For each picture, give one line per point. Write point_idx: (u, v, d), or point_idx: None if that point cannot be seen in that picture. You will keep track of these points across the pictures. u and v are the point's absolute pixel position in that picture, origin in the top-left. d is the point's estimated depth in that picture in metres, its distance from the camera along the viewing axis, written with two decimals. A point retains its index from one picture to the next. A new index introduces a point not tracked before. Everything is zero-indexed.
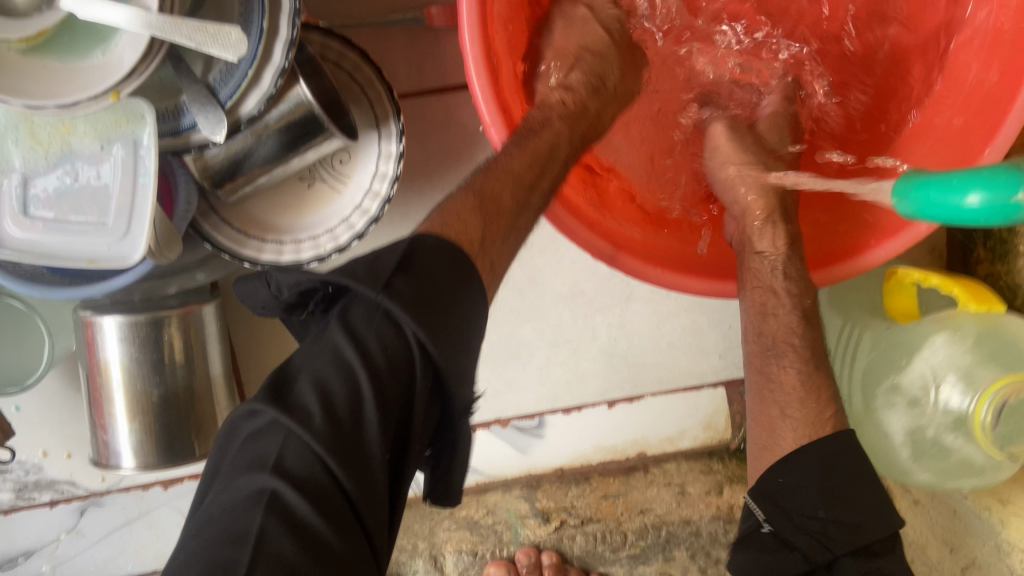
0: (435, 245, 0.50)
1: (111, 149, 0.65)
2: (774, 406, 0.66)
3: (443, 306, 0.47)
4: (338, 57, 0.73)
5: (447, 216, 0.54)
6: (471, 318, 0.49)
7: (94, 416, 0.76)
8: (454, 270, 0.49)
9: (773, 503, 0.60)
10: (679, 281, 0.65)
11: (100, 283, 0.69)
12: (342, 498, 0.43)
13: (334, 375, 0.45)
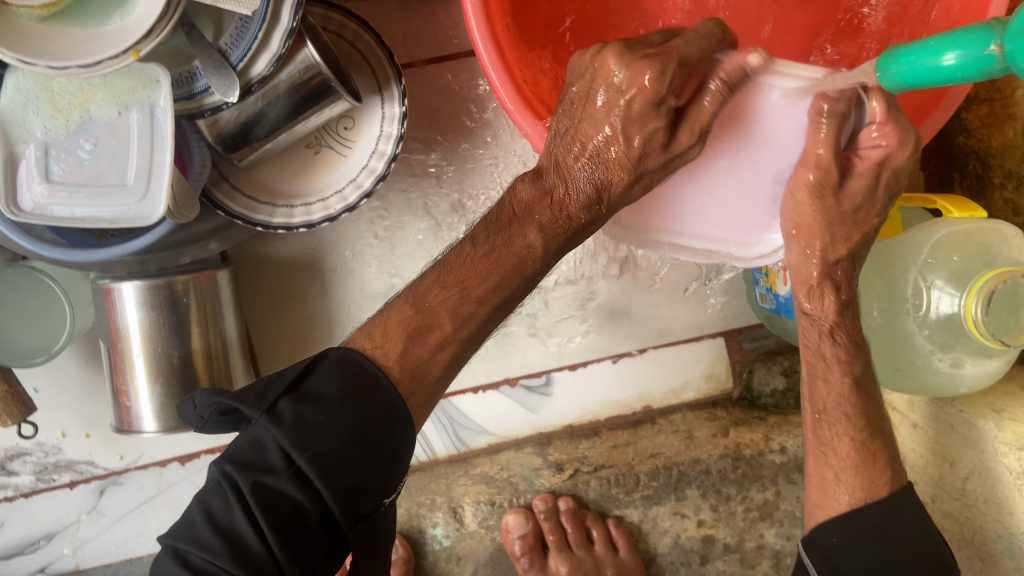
0: (338, 359, 0.59)
1: (128, 115, 0.68)
2: (828, 467, 0.69)
3: (326, 428, 0.54)
4: (339, 27, 0.77)
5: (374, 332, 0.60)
6: (368, 419, 0.56)
7: (114, 384, 0.78)
8: (347, 384, 0.57)
9: (827, 563, 0.66)
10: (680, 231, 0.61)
11: (120, 246, 0.72)
12: None
13: (222, 490, 0.55)
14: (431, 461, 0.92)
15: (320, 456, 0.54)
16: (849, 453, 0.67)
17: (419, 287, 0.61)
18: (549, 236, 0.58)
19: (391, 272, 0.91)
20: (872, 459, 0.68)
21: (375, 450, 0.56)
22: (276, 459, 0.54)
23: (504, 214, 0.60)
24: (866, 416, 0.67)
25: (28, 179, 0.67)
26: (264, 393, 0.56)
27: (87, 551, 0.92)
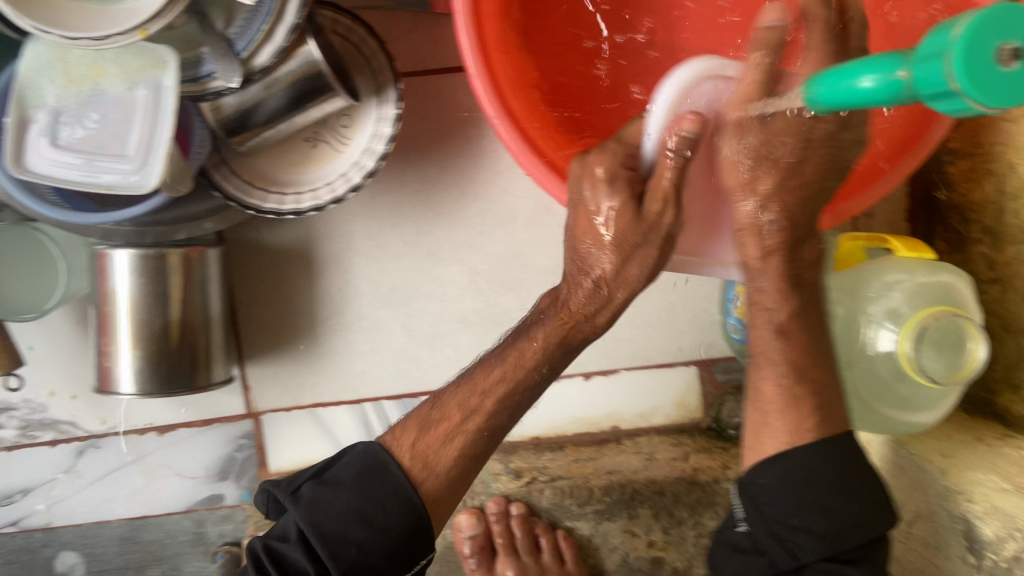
0: (361, 452, 0.63)
1: (135, 91, 0.72)
2: (759, 415, 0.63)
3: (338, 515, 0.58)
4: (347, 31, 0.81)
5: (411, 425, 0.66)
6: (376, 502, 0.59)
7: (99, 344, 0.82)
8: (362, 472, 0.61)
9: (754, 504, 0.61)
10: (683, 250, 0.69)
11: (114, 213, 0.75)
12: None
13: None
14: None
15: (328, 533, 0.58)
16: (777, 399, 0.62)
17: (444, 394, 0.67)
18: (552, 330, 0.67)
19: (377, 270, 0.94)
20: (803, 405, 0.61)
21: (384, 531, 0.59)
22: (296, 550, 0.58)
23: (530, 319, 0.70)
24: (799, 362, 0.62)
25: (36, 141, 0.72)
26: (293, 481, 0.63)
27: (59, 512, 0.94)
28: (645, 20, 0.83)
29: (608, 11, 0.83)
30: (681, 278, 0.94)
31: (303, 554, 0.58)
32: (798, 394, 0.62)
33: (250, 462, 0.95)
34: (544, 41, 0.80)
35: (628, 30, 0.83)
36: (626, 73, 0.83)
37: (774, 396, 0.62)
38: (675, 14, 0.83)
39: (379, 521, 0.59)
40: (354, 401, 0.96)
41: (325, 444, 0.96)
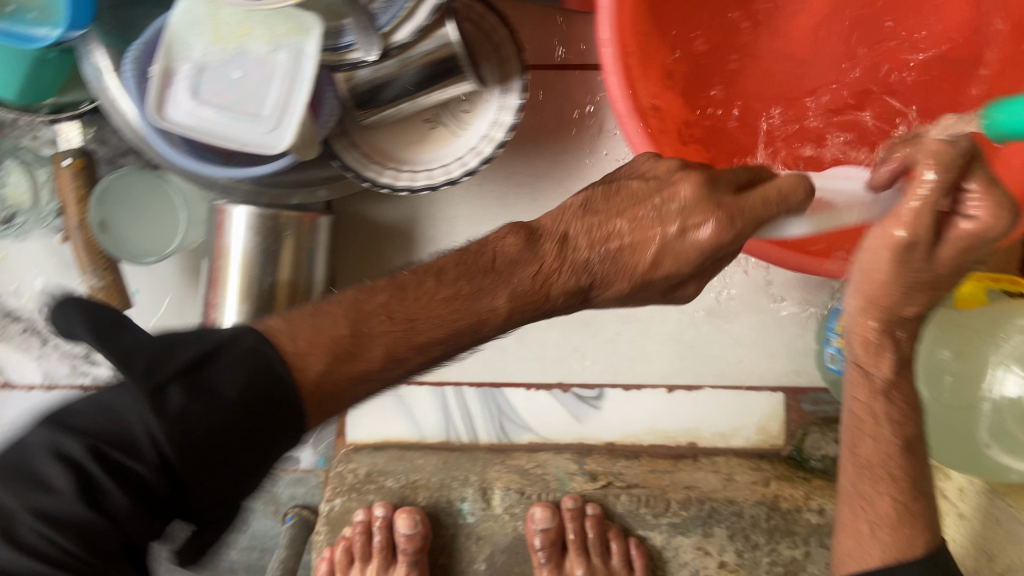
0: (251, 346, 0.49)
1: (277, 54, 0.74)
2: (864, 521, 0.68)
3: (209, 431, 0.46)
4: (479, 19, 0.82)
5: (298, 325, 0.53)
6: (262, 400, 0.48)
7: (207, 295, 0.84)
8: (249, 387, 0.47)
9: None
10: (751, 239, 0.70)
11: (242, 170, 0.79)
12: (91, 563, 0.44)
13: (70, 440, 0.45)
14: (472, 443, 0.96)
15: (193, 446, 0.45)
16: (890, 513, 0.66)
17: (362, 303, 0.55)
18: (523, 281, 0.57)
19: None
20: (914, 523, 0.66)
21: (185, 447, 0.45)
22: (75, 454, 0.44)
23: (481, 261, 0.58)
24: (913, 477, 0.66)
25: (178, 93, 0.74)
26: (154, 367, 0.46)
27: None
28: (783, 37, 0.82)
29: (748, 26, 0.81)
30: (777, 302, 0.93)
31: (149, 474, 0.45)
32: (911, 509, 0.66)
33: (329, 429, 0.97)
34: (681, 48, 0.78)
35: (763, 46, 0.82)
36: (753, 90, 0.82)
37: (888, 509, 0.66)
38: (811, 32, 0.82)
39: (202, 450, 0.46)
40: (436, 383, 0.96)
41: (404, 421, 0.97)
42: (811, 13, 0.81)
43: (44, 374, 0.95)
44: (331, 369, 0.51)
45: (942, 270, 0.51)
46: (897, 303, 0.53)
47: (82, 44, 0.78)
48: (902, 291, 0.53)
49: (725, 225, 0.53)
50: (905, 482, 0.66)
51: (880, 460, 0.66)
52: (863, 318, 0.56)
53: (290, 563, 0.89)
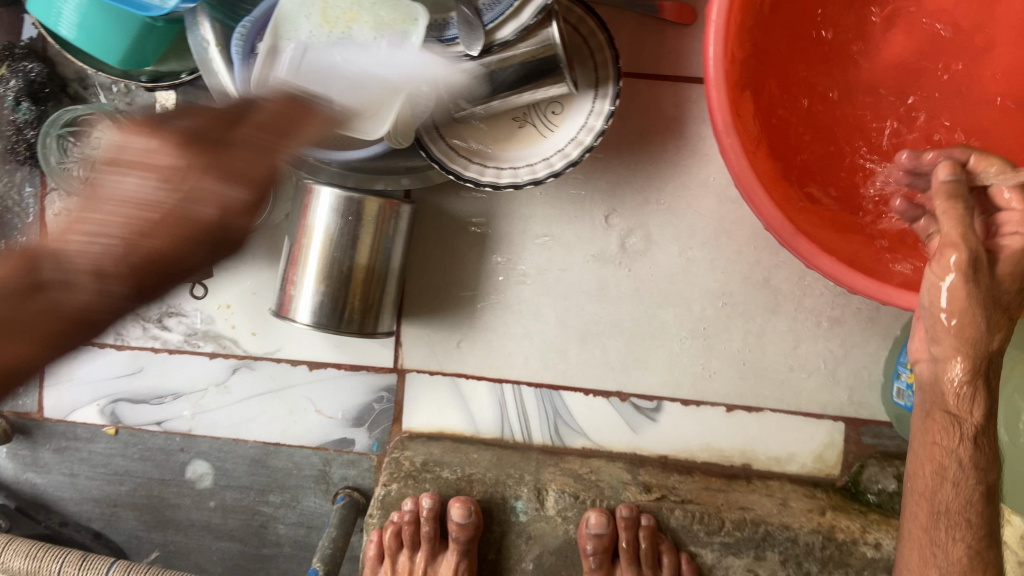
0: None
1: (381, 42, 0.76)
2: (933, 567, 0.69)
3: None
4: (578, 22, 0.83)
5: None
6: None
7: (286, 271, 0.86)
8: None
9: None
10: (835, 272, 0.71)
11: (337, 152, 0.80)
12: None
13: None
14: (525, 442, 0.97)
15: None
16: (962, 559, 0.68)
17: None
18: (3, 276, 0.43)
19: (547, 258, 0.94)
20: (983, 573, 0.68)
21: None
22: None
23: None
24: (982, 529, 0.68)
25: (281, 72, 0.75)
26: None
27: (202, 421, 0.98)
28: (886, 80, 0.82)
29: (848, 62, 0.82)
30: (846, 330, 0.93)
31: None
32: (982, 559, 0.68)
33: (386, 415, 0.97)
34: (780, 72, 0.79)
35: (865, 86, 0.82)
36: (853, 126, 0.82)
37: (959, 558, 0.68)
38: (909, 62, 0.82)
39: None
40: (495, 379, 0.97)
41: (461, 414, 0.97)
42: (914, 56, 0.81)
43: (115, 334, 0.97)
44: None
45: (1005, 283, 0.62)
46: (982, 326, 0.61)
47: (190, 16, 0.81)
48: (987, 312, 0.61)
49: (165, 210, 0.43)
50: (973, 534, 0.68)
51: (959, 507, 0.67)
52: (953, 365, 0.63)
53: (340, 542, 0.90)
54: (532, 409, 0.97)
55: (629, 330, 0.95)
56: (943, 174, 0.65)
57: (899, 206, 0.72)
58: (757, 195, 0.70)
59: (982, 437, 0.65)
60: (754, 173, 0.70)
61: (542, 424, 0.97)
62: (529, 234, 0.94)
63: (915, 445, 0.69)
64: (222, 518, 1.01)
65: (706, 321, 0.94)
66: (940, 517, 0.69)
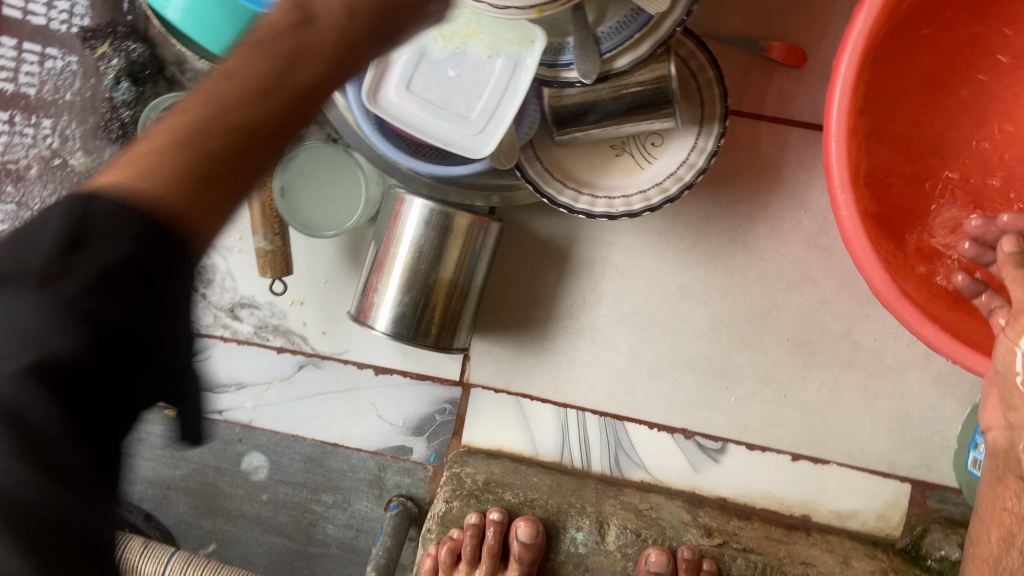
0: (107, 212, 0.39)
1: (495, 61, 0.74)
2: None
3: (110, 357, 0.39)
4: (689, 55, 0.82)
5: (141, 166, 0.40)
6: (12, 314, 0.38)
7: (368, 278, 0.85)
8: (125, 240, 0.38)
9: None
10: (933, 340, 0.69)
11: (437, 166, 0.79)
12: (90, 467, 0.38)
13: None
14: (584, 470, 0.96)
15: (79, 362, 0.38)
16: None
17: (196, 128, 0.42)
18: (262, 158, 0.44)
19: (625, 287, 0.94)
20: None
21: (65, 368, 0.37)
22: (49, 232, 0.38)
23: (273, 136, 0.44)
24: None
25: (392, 81, 0.74)
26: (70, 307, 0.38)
27: (264, 414, 0.99)
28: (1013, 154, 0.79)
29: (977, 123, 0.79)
30: (923, 392, 0.92)
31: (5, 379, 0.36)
32: None
33: (446, 427, 0.97)
34: (893, 131, 0.78)
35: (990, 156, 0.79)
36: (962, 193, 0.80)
37: None
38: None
39: (129, 291, 0.39)
40: (560, 403, 0.96)
41: (521, 435, 0.97)
42: None
43: None
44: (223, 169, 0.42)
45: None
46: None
47: None
48: None
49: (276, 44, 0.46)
50: None
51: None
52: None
53: (393, 552, 0.92)
54: (593, 436, 0.96)
55: (700, 368, 0.94)
56: (1007, 247, 0.66)
57: (962, 281, 0.71)
58: (865, 254, 0.69)
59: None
60: (862, 230, 0.69)
61: (603, 452, 0.96)
62: (610, 260, 0.94)
63: (984, 511, 0.67)
64: (272, 512, 1.01)
65: (780, 367, 0.93)
66: None
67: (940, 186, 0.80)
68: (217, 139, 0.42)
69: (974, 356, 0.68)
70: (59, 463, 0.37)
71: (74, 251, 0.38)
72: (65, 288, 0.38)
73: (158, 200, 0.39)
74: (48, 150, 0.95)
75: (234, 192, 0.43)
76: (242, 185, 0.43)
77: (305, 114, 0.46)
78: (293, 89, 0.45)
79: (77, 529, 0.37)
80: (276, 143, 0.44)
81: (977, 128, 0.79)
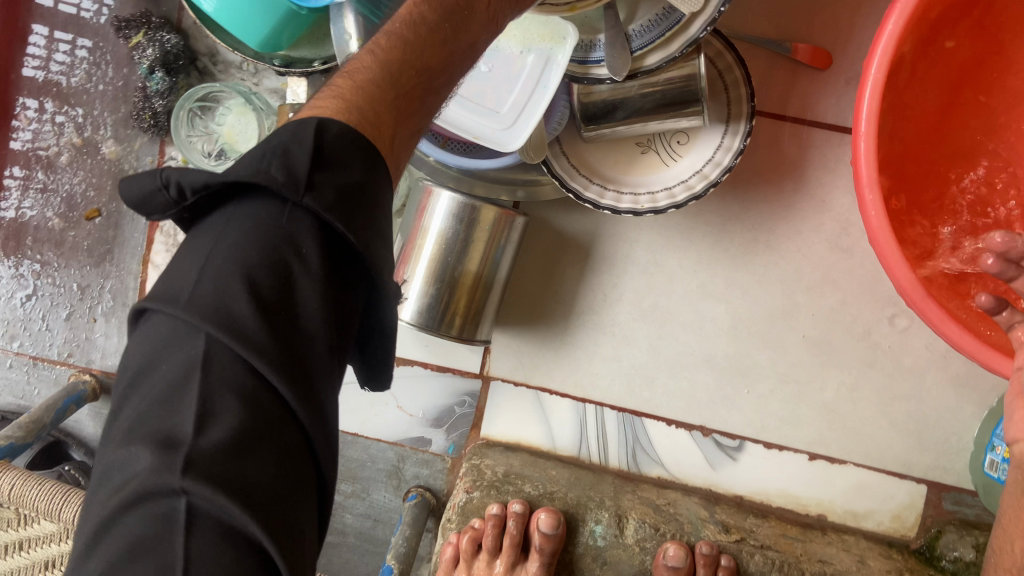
0: (337, 144, 0.46)
1: (526, 57, 0.76)
2: None
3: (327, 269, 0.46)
4: (716, 55, 0.83)
5: (347, 98, 0.49)
6: (243, 240, 0.45)
7: (394, 270, 0.86)
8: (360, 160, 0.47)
9: None
10: (955, 339, 0.70)
11: (469, 160, 0.81)
12: (287, 410, 0.44)
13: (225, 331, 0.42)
14: (602, 465, 0.97)
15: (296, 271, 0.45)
16: None
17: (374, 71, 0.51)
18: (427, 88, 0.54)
19: (647, 285, 0.95)
20: None
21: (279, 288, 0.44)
22: (286, 161, 0.45)
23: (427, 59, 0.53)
24: None
25: None
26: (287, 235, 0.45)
27: None
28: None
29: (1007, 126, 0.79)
30: (941, 394, 0.92)
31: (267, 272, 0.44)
32: None
33: (466, 419, 0.98)
34: (920, 133, 0.79)
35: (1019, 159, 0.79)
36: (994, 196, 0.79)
37: None
38: None
39: (364, 212, 0.46)
40: (579, 397, 0.97)
41: (539, 429, 0.98)
42: None
43: None
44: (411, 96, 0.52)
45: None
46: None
47: (336, 8, 0.81)
48: None
49: None
50: None
51: None
52: None
53: (413, 542, 0.91)
54: (611, 431, 0.97)
55: (720, 365, 0.95)
56: None
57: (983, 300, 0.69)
58: (891, 252, 0.69)
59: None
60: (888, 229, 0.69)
61: (621, 448, 0.97)
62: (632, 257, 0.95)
63: (1007, 521, 0.68)
64: None
65: (799, 366, 0.94)
66: None
67: (969, 189, 0.80)
68: (410, 84, 0.52)
69: (994, 354, 0.70)
70: (294, 336, 0.44)
71: (324, 163, 0.45)
72: (309, 206, 0.44)
73: (381, 134, 0.49)
74: (79, 138, 0.96)
75: (416, 112, 0.53)
76: (423, 121, 0.54)
77: (464, 61, 0.56)
78: (462, 42, 0.54)
79: (301, 404, 0.44)
80: (441, 86, 0.54)
81: (1010, 134, 0.79)
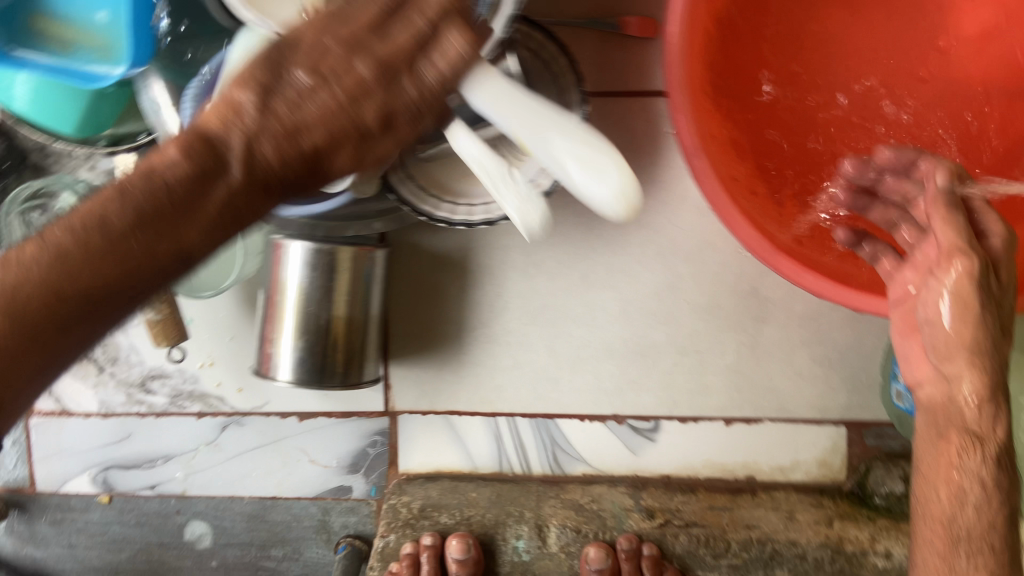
0: None
1: None
2: None
3: None
4: (538, 47, 0.81)
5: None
6: None
7: (264, 330, 0.84)
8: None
9: None
10: (815, 286, 0.69)
11: (300, 206, 0.78)
12: None
13: None
14: (525, 474, 0.96)
15: None
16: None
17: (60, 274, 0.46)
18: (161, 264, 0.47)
19: (529, 287, 0.92)
20: None
21: None
22: None
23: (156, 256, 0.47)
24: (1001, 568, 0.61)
25: None
26: None
27: (196, 483, 0.98)
28: (845, 91, 0.81)
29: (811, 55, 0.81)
30: (840, 334, 0.91)
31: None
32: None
33: (381, 459, 0.96)
34: (737, 84, 0.78)
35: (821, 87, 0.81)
36: (812, 128, 0.80)
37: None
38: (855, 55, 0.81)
39: None
40: (489, 413, 0.95)
41: (456, 453, 0.96)
42: (853, 48, 0.81)
43: (100, 402, 0.95)
44: (68, 323, 0.47)
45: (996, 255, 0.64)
46: (987, 335, 0.60)
47: (140, 79, 0.79)
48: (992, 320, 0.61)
49: (181, 147, 0.48)
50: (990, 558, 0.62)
51: (982, 533, 0.62)
52: (968, 382, 0.61)
53: None
54: (528, 440, 0.96)
55: (620, 352, 0.93)
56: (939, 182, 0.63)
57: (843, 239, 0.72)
58: (729, 215, 0.68)
59: (1005, 459, 0.62)
60: (727, 197, 0.68)
61: (540, 454, 0.96)
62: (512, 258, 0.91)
63: (926, 468, 0.66)
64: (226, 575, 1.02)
65: (694, 335, 0.92)
66: (959, 543, 0.63)
67: (791, 128, 0.80)
68: (41, 306, 0.46)
69: (858, 295, 0.70)
70: None
71: None
72: None
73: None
74: None
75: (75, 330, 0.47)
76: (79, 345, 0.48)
77: (185, 260, 0.49)
78: (171, 251, 0.47)
79: None
80: (133, 297, 0.48)
81: (808, 61, 0.81)
